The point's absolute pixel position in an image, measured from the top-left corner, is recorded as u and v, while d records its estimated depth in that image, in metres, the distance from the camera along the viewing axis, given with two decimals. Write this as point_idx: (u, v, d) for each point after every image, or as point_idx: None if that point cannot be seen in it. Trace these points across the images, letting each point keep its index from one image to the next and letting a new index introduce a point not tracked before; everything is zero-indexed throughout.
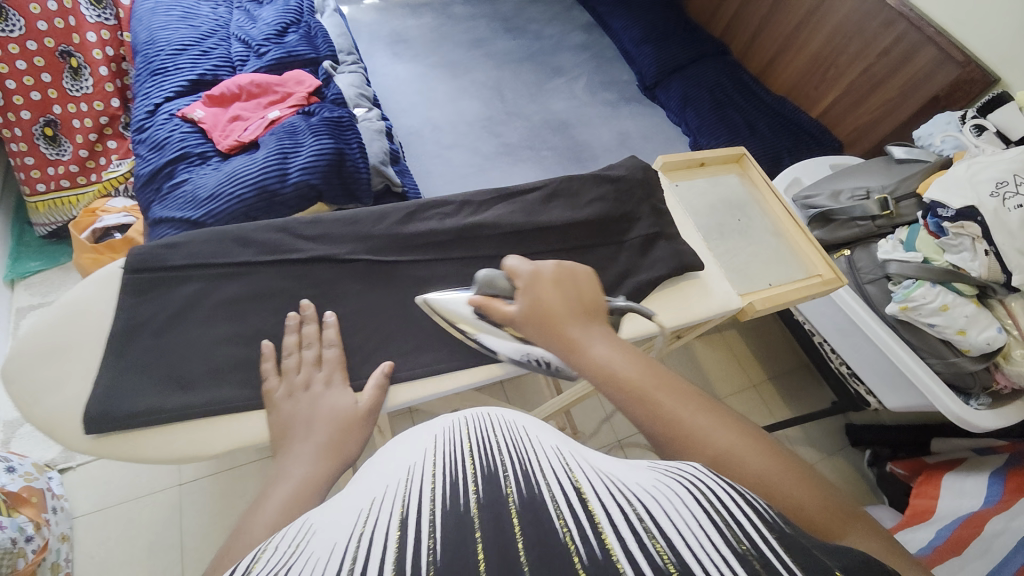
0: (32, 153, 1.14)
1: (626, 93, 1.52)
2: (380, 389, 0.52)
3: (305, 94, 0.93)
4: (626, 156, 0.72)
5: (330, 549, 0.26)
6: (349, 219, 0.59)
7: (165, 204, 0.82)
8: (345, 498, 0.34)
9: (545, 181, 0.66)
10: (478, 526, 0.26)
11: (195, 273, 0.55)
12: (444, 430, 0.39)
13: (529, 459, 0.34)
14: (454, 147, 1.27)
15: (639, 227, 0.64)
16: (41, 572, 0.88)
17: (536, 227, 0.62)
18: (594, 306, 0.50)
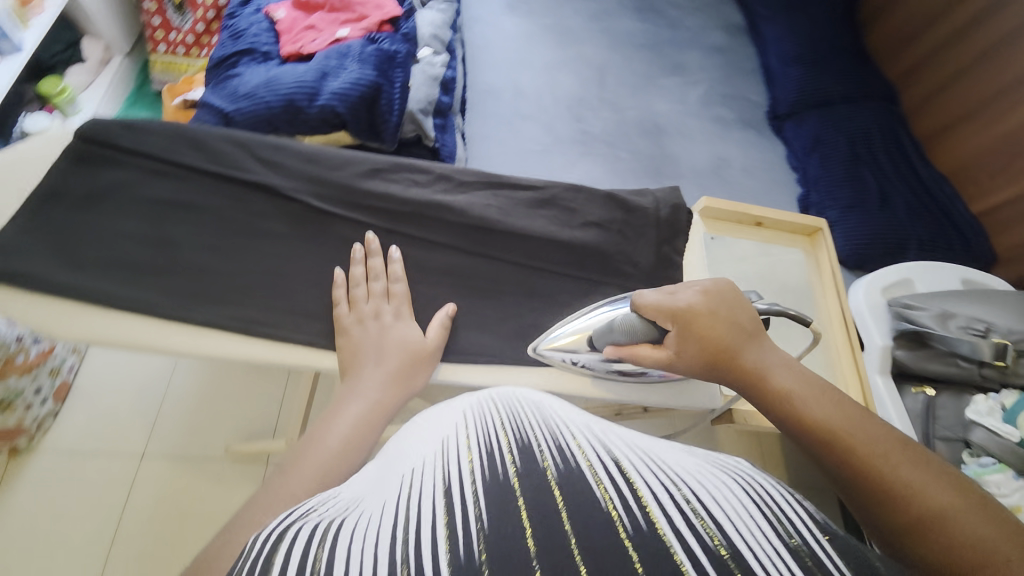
0: (160, 14, 1.26)
1: (748, 115, 1.30)
2: (444, 330, 0.51)
3: (378, 20, 0.90)
4: (669, 185, 0.59)
5: (382, 512, 0.28)
6: (310, 157, 0.54)
7: (214, 91, 0.84)
8: (381, 468, 0.35)
9: (546, 183, 0.57)
10: (522, 502, 0.27)
11: (133, 159, 0.52)
12: (471, 402, 0.39)
13: (562, 434, 0.33)
14: (528, 119, 1.18)
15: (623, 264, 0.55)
16: (38, 372, 1.02)
17: (501, 229, 0.55)
18: (755, 329, 0.47)
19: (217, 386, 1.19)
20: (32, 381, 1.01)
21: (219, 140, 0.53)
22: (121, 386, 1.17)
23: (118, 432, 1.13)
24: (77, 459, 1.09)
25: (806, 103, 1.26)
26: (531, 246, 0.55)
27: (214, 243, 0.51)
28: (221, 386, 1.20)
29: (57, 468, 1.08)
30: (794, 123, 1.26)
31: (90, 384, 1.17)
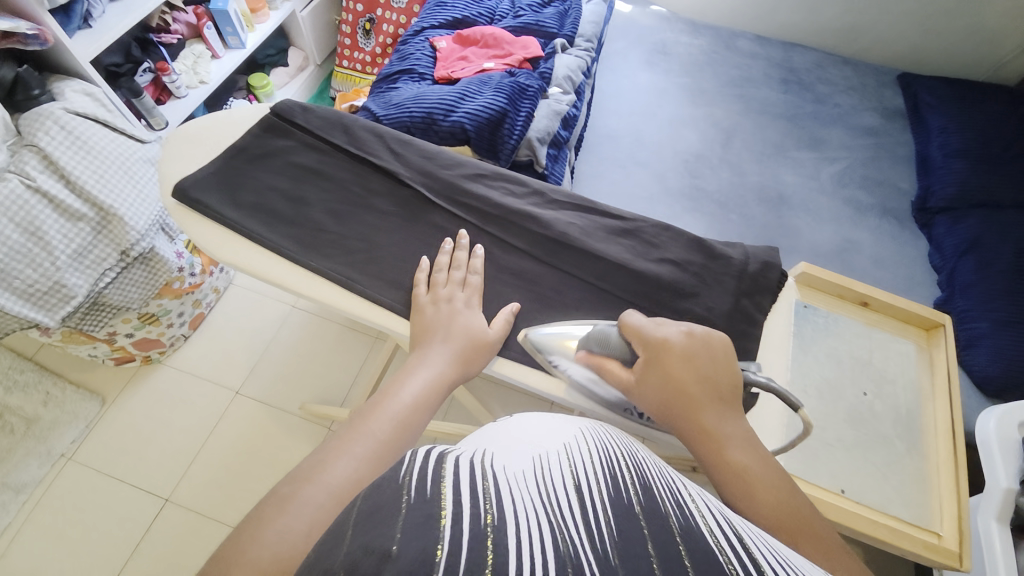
0: (351, 36, 1.53)
1: (888, 203, 1.18)
2: (507, 323, 0.52)
3: (520, 58, 1.00)
4: (767, 245, 0.57)
5: (525, 477, 0.29)
6: (430, 154, 0.63)
7: (373, 98, 1.00)
8: (503, 435, 0.36)
9: (633, 215, 0.59)
10: (647, 530, 0.26)
11: (297, 133, 0.64)
12: (585, 428, 0.40)
13: (686, 494, 0.32)
14: (641, 167, 1.20)
15: (695, 307, 0.52)
16: (185, 299, 1.23)
17: (578, 247, 0.57)
18: (728, 393, 0.43)
19: (314, 349, 1.36)
20: (179, 304, 1.23)
21: (365, 129, 0.64)
22: (241, 328, 1.38)
23: (230, 365, 1.33)
24: (194, 378, 1.31)
25: (967, 200, 1.12)
26: (603, 269, 0.56)
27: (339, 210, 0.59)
28: (317, 349, 1.36)
29: (179, 382, 1.30)
30: (947, 221, 1.12)
31: (219, 319, 1.39)
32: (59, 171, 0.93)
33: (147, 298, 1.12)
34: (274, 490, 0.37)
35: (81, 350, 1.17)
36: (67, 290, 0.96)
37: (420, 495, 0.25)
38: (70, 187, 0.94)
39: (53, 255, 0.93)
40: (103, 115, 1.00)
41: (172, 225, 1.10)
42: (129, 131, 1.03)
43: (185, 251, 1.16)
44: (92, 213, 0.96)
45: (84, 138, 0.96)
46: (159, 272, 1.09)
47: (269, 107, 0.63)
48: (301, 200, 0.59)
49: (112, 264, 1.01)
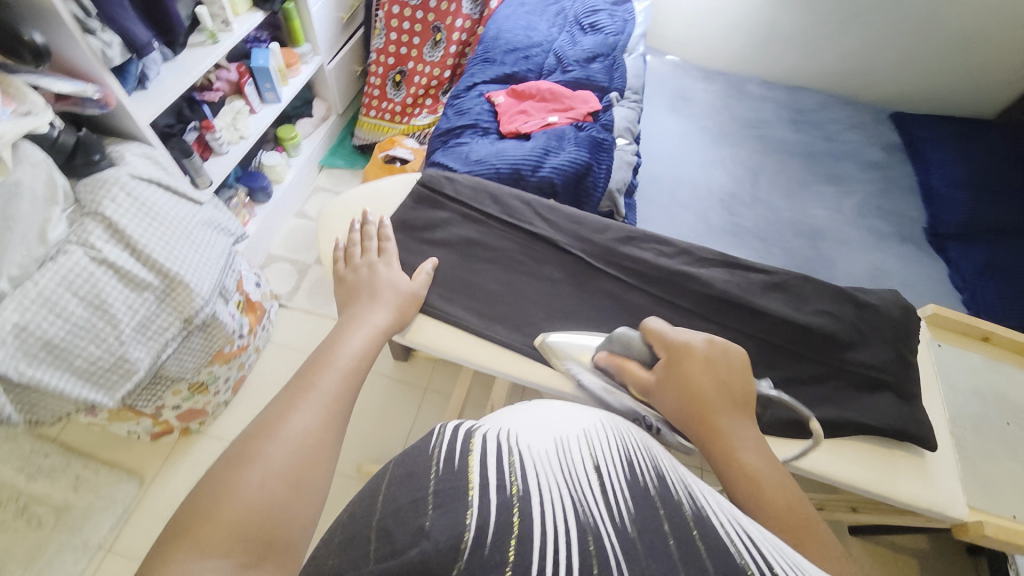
0: (381, 88, 1.57)
1: (906, 230, 1.29)
2: (426, 277, 0.59)
3: (584, 112, 1.05)
4: (887, 287, 0.63)
5: (551, 457, 0.33)
6: (580, 219, 0.65)
7: (444, 153, 1.02)
8: (529, 418, 0.39)
9: (780, 271, 0.61)
10: (662, 513, 0.30)
11: (450, 205, 0.67)
12: (604, 418, 0.43)
13: (698, 488, 0.35)
14: (684, 207, 1.27)
15: (861, 357, 0.56)
16: (232, 362, 1.16)
17: (744, 304, 0.58)
18: (744, 401, 0.47)
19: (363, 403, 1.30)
20: (229, 368, 1.17)
21: (514, 198, 0.67)
22: (279, 389, 1.30)
23: None
24: None
25: (974, 225, 1.25)
26: (769, 325, 0.57)
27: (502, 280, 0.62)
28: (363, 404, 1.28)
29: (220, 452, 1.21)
30: (960, 246, 1.24)
31: (258, 381, 1.32)
32: (124, 239, 0.87)
33: (200, 365, 1.06)
34: (239, 449, 0.40)
35: (122, 428, 1.09)
36: (129, 365, 0.88)
37: (449, 467, 0.29)
38: (134, 255, 0.88)
39: (118, 329, 0.85)
40: (165, 179, 0.96)
41: (230, 286, 1.06)
42: (187, 194, 1.00)
43: (236, 312, 1.12)
44: (157, 281, 0.90)
45: (149, 205, 0.91)
46: (217, 336, 1.05)
47: (422, 180, 0.66)
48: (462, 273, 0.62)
49: (174, 333, 0.95)
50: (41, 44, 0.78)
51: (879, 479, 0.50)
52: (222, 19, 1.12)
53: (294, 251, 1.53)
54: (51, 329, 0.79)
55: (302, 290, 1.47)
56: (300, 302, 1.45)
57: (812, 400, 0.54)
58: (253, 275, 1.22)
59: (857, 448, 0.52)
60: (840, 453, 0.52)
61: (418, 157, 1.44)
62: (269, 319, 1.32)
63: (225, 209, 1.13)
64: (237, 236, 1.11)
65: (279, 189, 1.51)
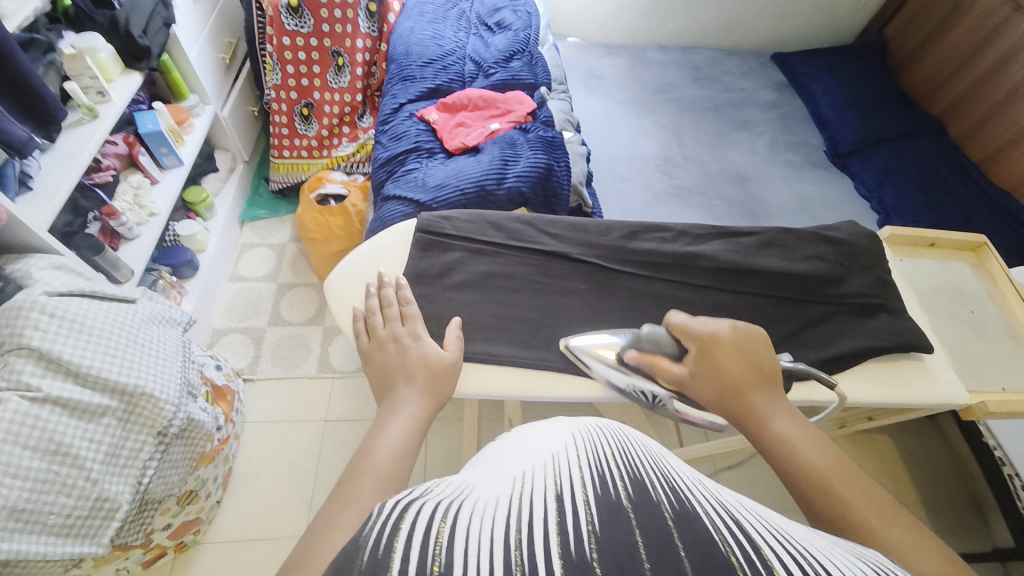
0: (289, 125, 1.45)
1: (812, 157, 1.45)
2: (458, 341, 0.60)
3: (523, 113, 1.07)
4: (846, 220, 0.77)
5: (498, 502, 0.28)
6: (584, 227, 0.73)
7: (397, 184, 0.98)
8: (491, 467, 0.35)
9: (764, 231, 0.73)
10: (636, 526, 0.26)
11: (457, 243, 0.71)
12: (581, 427, 0.38)
13: (680, 486, 0.31)
14: (628, 179, 1.33)
15: (849, 287, 0.69)
16: (217, 459, 1.06)
17: (747, 269, 0.70)
18: (773, 377, 0.53)
19: None
20: (214, 467, 1.05)
21: (518, 222, 0.73)
22: (277, 467, 1.21)
23: (282, 512, 1.15)
24: (245, 545, 1.10)
25: (863, 141, 1.43)
26: (771, 280, 0.69)
27: (533, 305, 0.67)
28: None
29: (231, 555, 1.09)
30: (858, 159, 1.41)
31: (247, 466, 1.20)
32: (63, 367, 0.75)
33: (186, 475, 0.95)
34: None
35: (107, 570, 0.94)
36: (110, 503, 0.76)
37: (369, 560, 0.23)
38: (79, 382, 0.76)
39: (86, 469, 0.74)
40: (88, 286, 0.85)
41: (196, 381, 0.94)
42: (118, 295, 0.88)
43: (208, 405, 1.01)
44: (116, 402, 0.79)
45: (82, 321, 0.79)
46: (196, 439, 0.94)
47: (423, 225, 0.70)
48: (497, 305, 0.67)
49: (152, 451, 0.83)
50: None
51: (901, 387, 0.64)
52: (97, 90, 1.01)
53: (241, 318, 1.40)
54: (10, 493, 0.68)
55: (264, 357, 1.35)
56: (267, 370, 1.33)
57: (831, 337, 0.66)
58: (210, 360, 1.10)
59: (877, 368, 0.65)
60: (874, 375, 0.64)
61: (354, 189, 1.38)
62: (240, 400, 1.20)
63: (160, 299, 1.00)
64: (185, 324, 1.00)
65: (204, 258, 1.37)
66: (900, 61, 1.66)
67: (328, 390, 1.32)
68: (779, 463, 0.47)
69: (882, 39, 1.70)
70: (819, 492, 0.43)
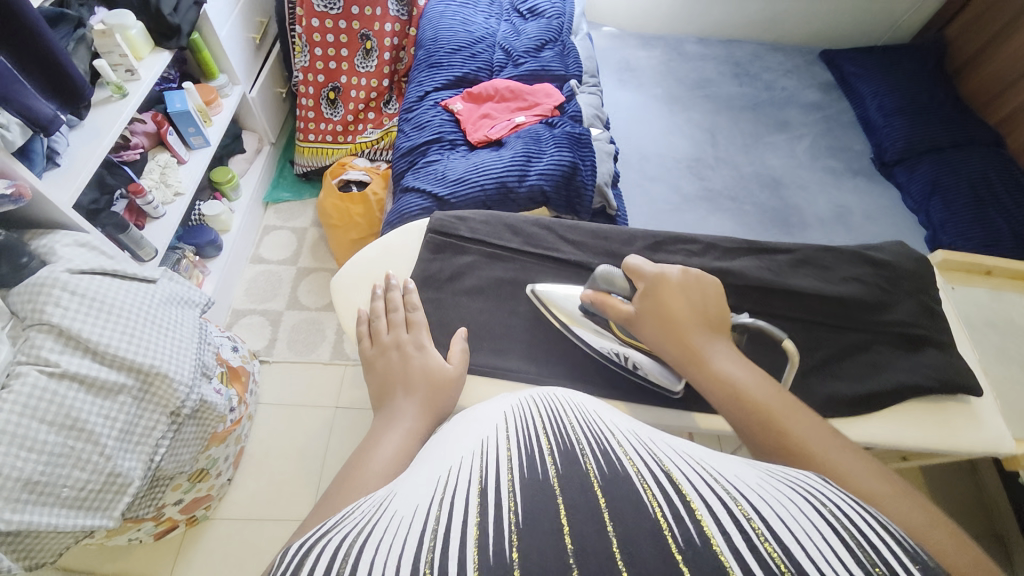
0: (315, 108, 1.45)
1: (856, 164, 1.36)
2: (463, 353, 0.58)
3: (550, 107, 1.04)
4: (892, 240, 0.72)
5: (414, 511, 0.29)
6: (606, 234, 0.70)
7: (416, 175, 0.96)
8: (422, 467, 0.37)
9: (800, 248, 0.69)
10: (561, 501, 0.27)
11: (471, 246, 0.69)
12: (512, 404, 0.43)
13: (609, 446, 0.34)
14: (656, 180, 1.27)
15: (890, 315, 0.64)
16: (228, 439, 1.08)
17: (781, 288, 0.65)
18: (719, 320, 0.52)
19: None
20: (225, 447, 1.07)
21: (536, 226, 0.70)
22: (287, 450, 1.22)
23: (289, 494, 1.17)
24: (253, 523, 1.13)
25: (913, 150, 1.33)
26: (806, 303, 0.65)
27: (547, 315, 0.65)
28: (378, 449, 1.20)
29: (238, 532, 1.12)
30: (907, 170, 1.31)
31: (258, 447, 1.22)
32: (82, 344, 0.77)
33: (197, 454, 0.97)
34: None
35: (119, 539, 0.97)
36: (123, 478, 0.78)
37: None
38: (97, 359, 0.78)
39: (99, 444, 0.75)
40: (109, 264, 0.86)
41: (210, 362, 0.96)
42: (138, 274, 0.89)
43: (222, 386, 1.03)
44: (131, 380, 0.80)
45: (101, 299, 0.80)
46: (208, 419, 0.95)
47: (437, 225, 0.68)
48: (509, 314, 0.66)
49: (164, 430, 0.84)
50: None
51: (943, 430, 0.59)
52: (126, 68, 1.03)
53: (260, 300, 1.42)
54: (24, 466, 0.69)
55: (280, 340, 1.37)
56: (281, 353, 1.35)
57: (870, 370, 0.61)
58: (227, 341, 1.12)
59: (917, 408, 0.61)
60: (912, 414, 0.60)
61: (376, 177, 1.36)
62: (254, 381, 1.22)
63: (180, 279, 1.02)
64: (203, 305, 1.02)
65: (227, 239, 1.39)
66: (962, 64, 1.54)
67: (340, 377, 1.32)
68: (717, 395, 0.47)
69: (940, 41, 1.58)
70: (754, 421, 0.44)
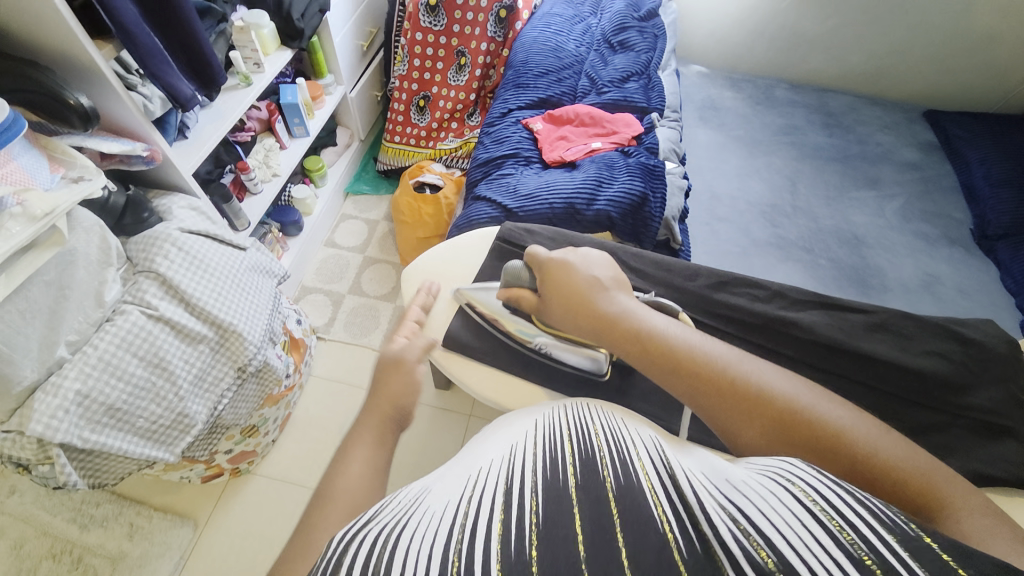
0: (405, 113, 1.56)
1: (952, 232, 1.26)
2: (425, 340, 0.57)
3: (628, 136, 1.06)
4: (984, 318, 0.66)
5: (445, 506, 0.34)
6: (667, 266, 0.70)
7: (489, 186, 1.01)
8: (450, 471, 0.41)
9: (876, 312, 0.66)
10: (576, 509, 0.31)
11: None
12: (544, 412, 0.47)
13: (629, 458, 0.37)
14: (725, 220, 1.25)
15: (968, 398, 0.60)
16: (280, 403, 1.16)
17: (848, 349, 0.63)
18: (613, 282, 0.59)
19: None
20: (275, 411, 1.15)
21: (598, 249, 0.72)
22: (328, 423, 1.29)
23: (323, 464, 1.23)
24: (287, 485, 1.20)
25: (1020, 226, 1.22)
26: (874, 369, 0.62)
27: None
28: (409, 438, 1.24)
29: (272, 491, 1.19)
30: (1010, 246, 1.20)
31: (304, 415, 1.31)
32: (178, 294, 0.87)
33: (252, 411, 1.05)
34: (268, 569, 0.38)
35: (173, 475, 1.07)
36: (189, 420, 0.87)
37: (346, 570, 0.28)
38: (188, 309, 0.88)
39: (176, 385, 0.85)
40: (212, 229, 0.97)
41: (277, 329, 1.04)
42: (232, 241, 1.00)
43: (283, 353, 1.11)
44: (211, 333, 0.89)
45: (201, 259, 0.91)
46: (267, 380, 1.04)
47: (503, 235, 0.72)
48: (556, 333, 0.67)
49: (229, 383, 0.93)
50: (87, 106, 0.78)
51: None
52: (254, 61, 1.17)
53: (327, 281, 1.53)
54: (112, 393, 0.79)
55: (339, 320, 1.46)
56: (338, 333, 1.44)
57: (935, 452, 0.58)
58: (293, 313, 1.21)
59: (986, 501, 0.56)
60: None
61: (449, 182, 1.44)
62: (310, 353, 1.31)
63: (265, 250, 1.13)
64: (280, 276, 1.12)
65: (308, 221, 1.51)
66: None
67: None
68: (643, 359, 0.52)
69: None
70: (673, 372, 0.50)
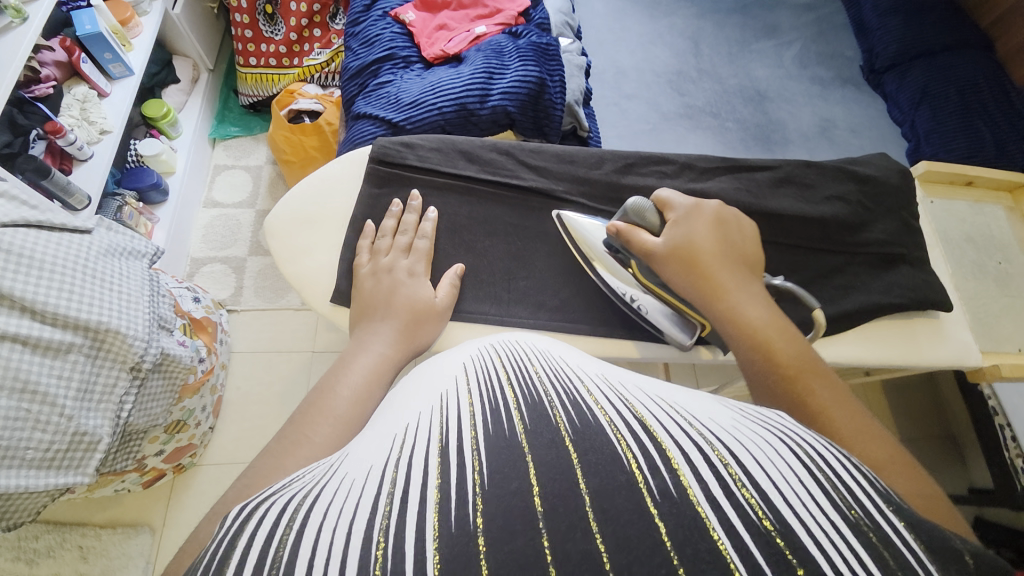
0: (252, 27, 1.29)
1: (844, 73, 1.27)
2: (454, 288, 0.56)
3: (514, 13, 0.93)
4: (876, 153, 0.68)
5: (367, 473, 0.26)
6: (570, 157, 0.64)
7: (367, 101, 0.86)
8: (370, 429, 0.34)
9: (782, 165, 0.65)
10: (530, 458, 0.24)
11: (420, 176, 0.63)
12: (471, 355, 0.40)
13: (578, 394, 0.31)
14: (633, 98, 1.18)
15: (868, 235, 0.62)
16: (203, 390, 1.06)
17: (759, 210, 0.62)
18: (758, 260, 0.51)
19: None
20: (200, 399, 1.06)
21: (492, 152, 0.64)
22: (266, 397, 1.21)
23: None
24: (239, 467, 1.14)
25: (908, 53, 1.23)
26: (785, 224, 0.62)
27: (511, 251, 0.61)
28: None
29: (226, 475, 1.14)
30: (897, 77, 1.23)
31: (238, 394, 1.22)
32: (19, 304, 0.70)
33: (169, 406, 0.94)
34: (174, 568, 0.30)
35: (105, 490, 0.98)
36: (91, 436, 0.74)
37: None
38: (39, 319, 0.71)
39: (57, 405, 0.71)
40: (32, 215, 0.76)
41: (167, 315, 0.91)
42: (69, 225, 0.80)
43: (186, 338, 0.99)
44: (81, 338, 0.74)
45: (31, 254, 0.72)
46: (176, 372, 0.92)
47: (379, 155, 0.62)
48: (465, 256, 0.61)
49: (127, 387, 0.80)
50: None
51: (908, 347, 0.60)
52: None
53: (219, 247, 1.34)
54: None
55: (246, 287, 1.31)
56: (250, 301, 1.30)
57: (841, 292, 0.60)
58: (186, 292, 1.06)
59: (888, 326, 0.61)
60: (881, 334, 0.60)
61: (328, 105, 1.24)
62: (223, 331, 1.18)
63: (121, 228, 0.94)
64: (152, 255, 0.95)
65: (173, 181, 1.28)
66: None
67: (313, 322, 1.29)
68: (750, 356, 0.43)
69: None
70: (792, 388, 0.39)
